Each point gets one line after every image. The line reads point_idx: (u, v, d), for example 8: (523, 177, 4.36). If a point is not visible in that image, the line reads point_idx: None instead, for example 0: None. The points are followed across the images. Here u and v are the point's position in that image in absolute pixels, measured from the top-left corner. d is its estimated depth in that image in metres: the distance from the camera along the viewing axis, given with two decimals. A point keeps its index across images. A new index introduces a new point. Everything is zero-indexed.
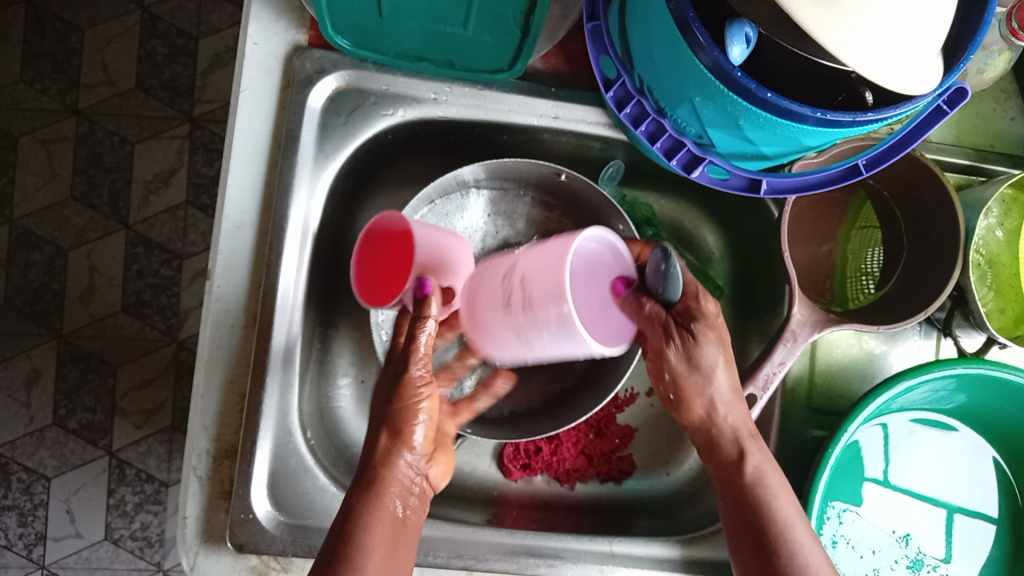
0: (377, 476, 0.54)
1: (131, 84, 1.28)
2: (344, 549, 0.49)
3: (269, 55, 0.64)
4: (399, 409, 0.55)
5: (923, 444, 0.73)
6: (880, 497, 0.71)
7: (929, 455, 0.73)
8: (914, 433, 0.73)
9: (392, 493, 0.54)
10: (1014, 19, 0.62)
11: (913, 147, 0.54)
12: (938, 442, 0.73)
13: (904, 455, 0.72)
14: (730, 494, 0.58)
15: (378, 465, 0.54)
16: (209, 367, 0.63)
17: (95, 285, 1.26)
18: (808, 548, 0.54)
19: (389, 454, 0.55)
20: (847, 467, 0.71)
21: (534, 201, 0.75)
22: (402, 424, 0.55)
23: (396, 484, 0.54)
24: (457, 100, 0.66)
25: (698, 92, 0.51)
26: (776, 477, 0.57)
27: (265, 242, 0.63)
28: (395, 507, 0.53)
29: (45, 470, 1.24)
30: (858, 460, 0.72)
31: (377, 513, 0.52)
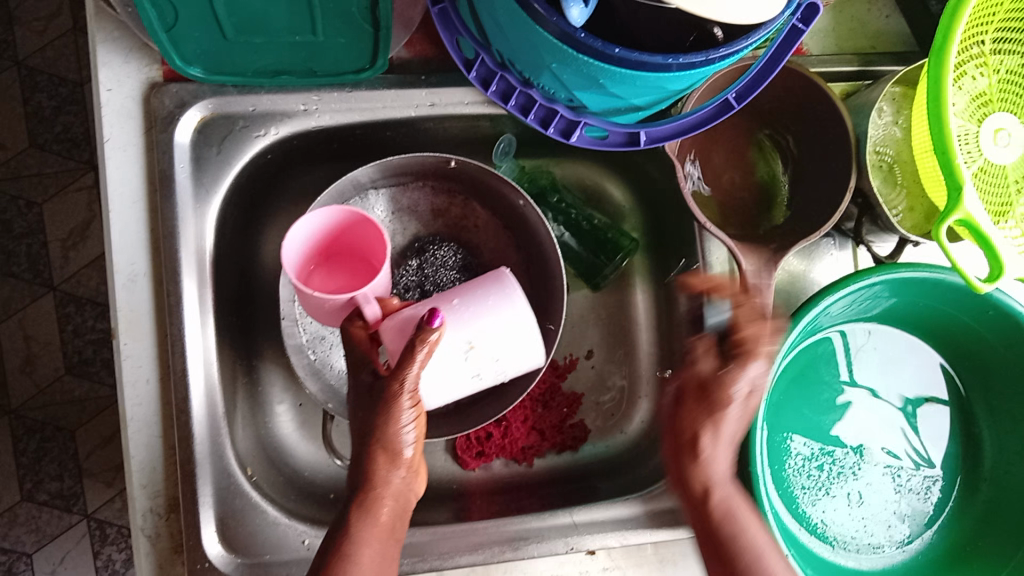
0: (368, 493, 0.53)
1: (25, 144, 1.24)
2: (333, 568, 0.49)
3: (126, 98, 0.62)
4: (381, 427, 0.52)
5: (875, 348, 0.74)
6: (834, 403, 0.72)
7: (880, 360, 0.74)
8: (871, 333, 0.74)
9: (385, 513, 0.53)
10: None
11: (780, 69, 0.53)
12: (890, 344, 0.74)
13: (856, 360, 0.73)
14: (695, 510, 0.58)
15: (368, 480, 0.53)
16: (134, 427, 0.61)
17: (34, 353, 1.24)
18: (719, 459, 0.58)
19: (373, 466, 0.53)
20: (802, 374, 0.72)
21: (435, 189, 0.74)
22: (389, 443, 0.52)
23: (387, 496, 0.53)
24: (327, 107, 0.64)
25: (552, 59, 0.50)
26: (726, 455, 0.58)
27: (163, 289, 0.62)
28: (388, 519, 0.53)
29: (24, 546, 1.22)
30: (815, 369, 0.72)
31: (367, 526, 0.52)
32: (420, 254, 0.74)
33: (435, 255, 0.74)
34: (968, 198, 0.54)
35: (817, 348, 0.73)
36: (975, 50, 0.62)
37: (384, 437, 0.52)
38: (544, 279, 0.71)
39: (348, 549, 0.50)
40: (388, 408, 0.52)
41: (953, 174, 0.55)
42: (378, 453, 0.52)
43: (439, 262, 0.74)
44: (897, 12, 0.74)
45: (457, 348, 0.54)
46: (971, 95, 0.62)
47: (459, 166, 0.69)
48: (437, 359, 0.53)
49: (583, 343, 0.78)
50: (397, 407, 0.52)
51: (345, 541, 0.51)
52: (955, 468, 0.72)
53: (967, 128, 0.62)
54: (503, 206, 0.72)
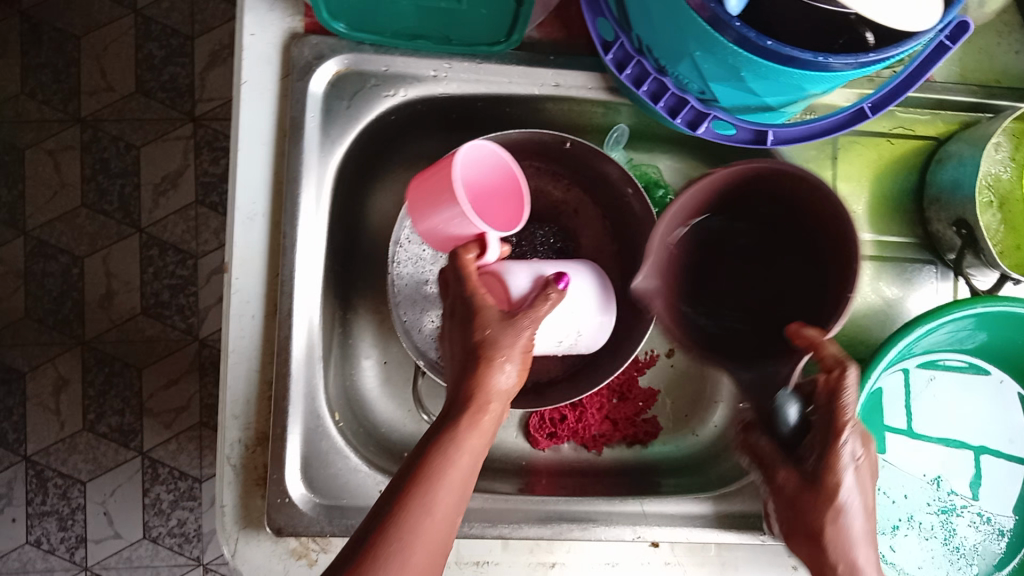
0: (474, 399, 0.51)
1: (132, 88, 1.29)
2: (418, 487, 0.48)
3: (267, 45, 0.64)
4: (486, 339, 0.52)
5: (944, 387, 0.73)
6: (901, 444, 0.71)
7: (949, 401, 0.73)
8: (934, 379, 0.73)
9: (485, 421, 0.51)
10: None
11: (919, 85, 0.54)
12: (961, 383, 0.73)
13: (925, 399, 0.72)
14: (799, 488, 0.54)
15: (475, 386, 0.51)
16: (235, 359, 0.64)
17: (114, 290, 1.28)
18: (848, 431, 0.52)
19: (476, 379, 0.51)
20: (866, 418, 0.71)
21: (541, 171, 0.75)
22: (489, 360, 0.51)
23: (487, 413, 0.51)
24: (457, 76, 0.65)
25: (697, 46, 0.51)
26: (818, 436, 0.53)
27: (278, 231, 0.64)
28: (490, 429, 0.51)
29: (79, 473, 1.26)
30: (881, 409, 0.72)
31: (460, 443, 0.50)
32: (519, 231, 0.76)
33: (534, 234, 0.76)
34: None
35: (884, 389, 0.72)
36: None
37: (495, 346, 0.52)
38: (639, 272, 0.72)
39: (448, 449, 0.49)
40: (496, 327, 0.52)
41: None
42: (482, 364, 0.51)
43: (536, 242, 0.76)
44: None
45: (565, 310, 0.62)
46: None
47: (573, 148, 0.70)
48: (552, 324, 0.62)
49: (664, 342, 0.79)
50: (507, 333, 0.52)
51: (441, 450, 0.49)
52: None
53: None
54: (607, 195, 0.73)
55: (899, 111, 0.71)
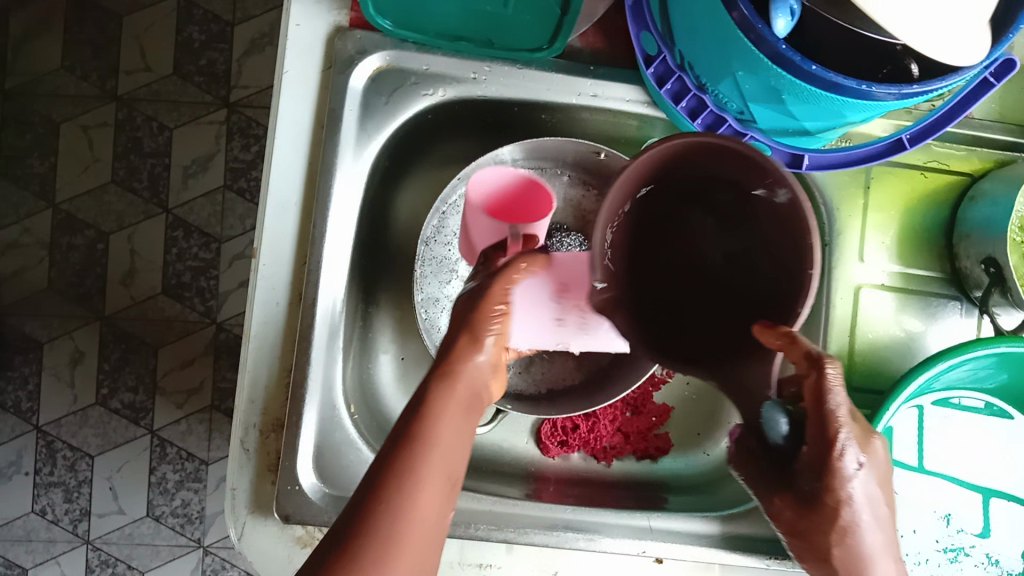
0: None
1: (170, 71, 1.30)
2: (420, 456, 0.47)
3: (312, 36, 0.65)
4: None
5: (960, 424, 0.72)
6: (913, 481, 0.71)
7: (965, 439, 0.71)
8: (950, 417, 0.72)
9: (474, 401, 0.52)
10: None
11: (959, 120, 0.54)
12: (977, 422, 0.72)
13: (941, 437, 0.71)
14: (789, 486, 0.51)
15: None
16: (256, 344, 0.64)
17: (136, 268, 1.29)
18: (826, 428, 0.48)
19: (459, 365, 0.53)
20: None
21: (572, 180, 0.76)
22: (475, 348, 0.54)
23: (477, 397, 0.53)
24: (496, 79, 0.66)
25: (739, 66, 0.51)
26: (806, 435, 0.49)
27: (309, 220, 0.65)
28: None
29: (88, 447, 1.27)
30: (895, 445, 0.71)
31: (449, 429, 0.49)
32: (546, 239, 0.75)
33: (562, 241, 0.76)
34: None
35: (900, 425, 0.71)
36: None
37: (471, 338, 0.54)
38: None
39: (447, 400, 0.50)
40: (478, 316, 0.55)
41: None
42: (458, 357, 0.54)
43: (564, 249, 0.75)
44: None
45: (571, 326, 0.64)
46: None
47: (607, 158, 0.70)
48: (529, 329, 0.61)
49: None
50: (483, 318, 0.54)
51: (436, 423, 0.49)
52: None
53: None
54: None
55: (935, 145, 0.70)
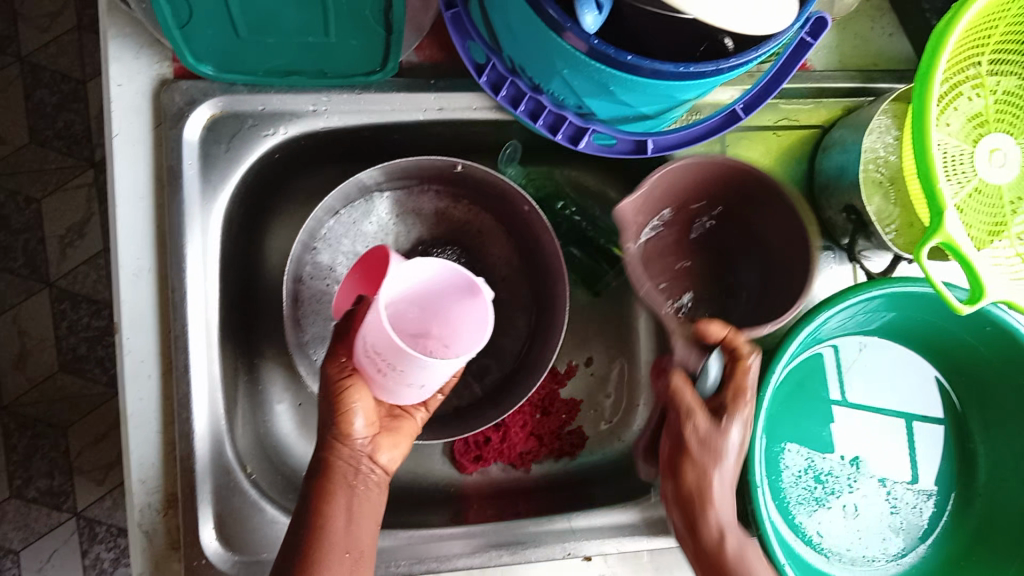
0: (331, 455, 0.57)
1: (25, 138, 1.23)
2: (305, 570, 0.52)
3: (136, 95, 0.62)
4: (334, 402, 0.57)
5: (871, 359, 0.74)
6: (831, 412, 0.73)
7: (875, 372, 0.74)
8: (863, 348, 0.74)
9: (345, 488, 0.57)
10: None
11: (786, 83, 0.55)
12: (886, 355, 0.74)
13: (856, 372, 0.74)
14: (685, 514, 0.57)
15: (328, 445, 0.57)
16: (134, 422, 0.61)
17: (28, 349, 1.23)
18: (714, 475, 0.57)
19: (333, 449, 0.57)
20: (799, 385, 0.72)
21: (439, 195, 0.74)
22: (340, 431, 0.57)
23: (350, 478, 0.57)
24: (338, 108, 0.64)
25: (564, 64, 0.51)
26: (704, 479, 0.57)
27: (167, 285, 0.62)
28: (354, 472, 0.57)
29: (11, 544, 1.21)
30: (815, 376, 0.73)
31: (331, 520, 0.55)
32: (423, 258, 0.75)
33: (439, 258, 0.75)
34: (950, 221, 0.54)
35: (795, 378, 0.72)
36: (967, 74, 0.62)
37: (340, 426, 0.57)
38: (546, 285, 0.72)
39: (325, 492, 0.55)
40: (337, 401, 0.57)
41: (936, 197, 0.54)
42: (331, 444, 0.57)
43: None
44: (898, 31, 0.74)
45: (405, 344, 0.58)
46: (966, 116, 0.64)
47: (465, 171, 0.69)
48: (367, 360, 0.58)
49: (583, 350, 0.79)
50: (342, 401, 0.57)
51: (319, 524, 0.54)
52: (952, 480, 0.73)
53: (961, 149, 0.63)
54: (508, 213, 0.73)
55: (782, 104, 0.71)
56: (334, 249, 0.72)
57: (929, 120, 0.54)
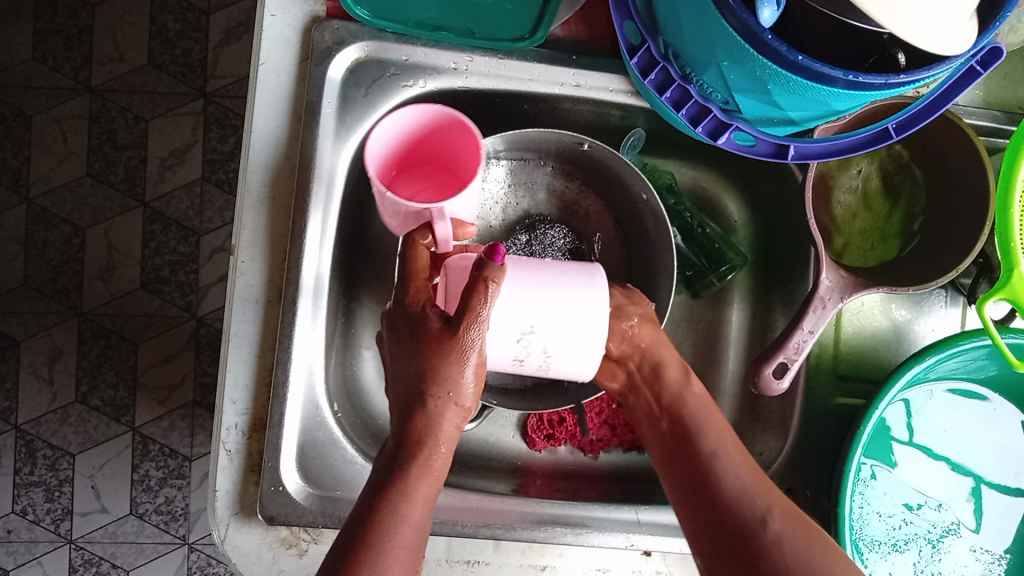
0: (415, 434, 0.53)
1: (144, 61, 1.27)
2: (377, 525, 0.48)
3: (287, 27, 0.64)
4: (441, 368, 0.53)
5: (942, 405, 0.72)
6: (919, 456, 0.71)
7: (946, 419, 0.71)
8: (933, 394, 0.72)
9: (436, 461, 0.53)
10: None
11: (946, 109, 0.53)
12: (959, 402, 0.72)
13: (924, 418, 0.71)
14: (679, 492, 0.57)
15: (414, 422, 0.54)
16: (236, 342, 0.63)
17: (114, 262, 1.27)
18: (714, 442, 0.57)
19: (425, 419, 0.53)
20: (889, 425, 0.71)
21: (555, 171, 0.75)
22: (447, 392, 0.53)
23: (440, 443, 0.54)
24: (477, 69, 0.65)
25: (725, 56, 0.50)
26: (723, 455, 0.56)
27: (288, 216, 0.63)
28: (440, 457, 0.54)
29: (69, 446, 1.25)
30: (887, 428, 0.71)
31: (419, 481, 0.52)
32: (530, 230, 0.74)
33: (546, 234, 0.74)
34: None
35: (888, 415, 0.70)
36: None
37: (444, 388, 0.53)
38: (647, 276, 0.72)
39: (401, 480, 0.51)
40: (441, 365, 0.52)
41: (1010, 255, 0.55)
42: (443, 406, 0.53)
43: (548, 242, 0.74)
44: None
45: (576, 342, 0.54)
46: None
47: (589, 150, 0.69)
48: (499, 312, 0.53)
49: None
50: (460, 358, 0.52)
51: (396, 498, 0.50)
52: None
53: None
54: (621, 199, 0.73)
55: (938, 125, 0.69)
56: None
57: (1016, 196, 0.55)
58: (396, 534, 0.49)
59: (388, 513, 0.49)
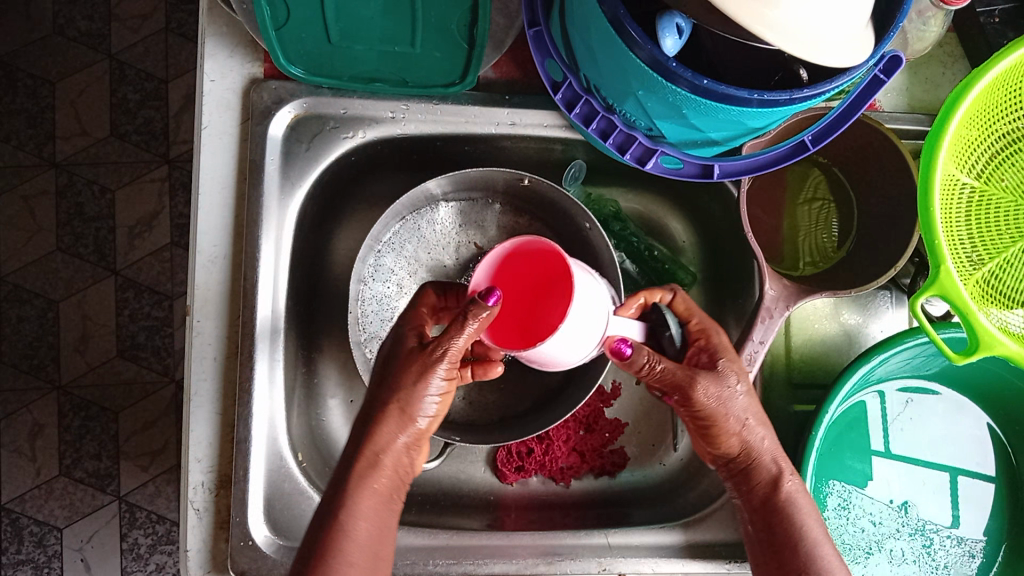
0: (369, 451, 0.53)
1: (107, 132, 1.30)
2: (331, 540, 0.49)
3: (226, 90, 0.66)
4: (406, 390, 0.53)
5: (921, 409, 0.73)
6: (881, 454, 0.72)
7: (903, 420, 0.73)
8: (910, 402, 0.73)
9: (382, 478, 0.52)
10: None
11: (856, 118, 0.55)
12: (936, 404, 0.73)
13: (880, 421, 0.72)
14: (762, 532, 0.57)
15: (370, 439, 0.53)
16: (198, 402, 0.64)
17: (89, 333, 1.28)
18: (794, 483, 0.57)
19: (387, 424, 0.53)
20: (850, 426, 0.72)
21: (503, 208, 0.77)
22: (410, 405, 0.53)
23: (385, 463, 0.53)
24: (414, 117, 0.67)
25: (639, 86, 0.52)
26: (762, 478, 0.57)
27: (240, 273, 0.65)
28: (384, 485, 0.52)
29: (55, 521, 1.25)
30: (845, 432, 0.72)
31: (362, 492, 0.51)
32: None
33: None
34: (950, 273, 0.57)
35: (846, 416, 0.72)
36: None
37: (401, 398, 0.53)
38: None
39: (344, 497, 0.51)
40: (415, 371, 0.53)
41: (935, 251, 0.57)
42: (393, 413, 0.53)
43: None
44: None
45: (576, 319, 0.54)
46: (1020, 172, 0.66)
47: (531, 185, 0.71)
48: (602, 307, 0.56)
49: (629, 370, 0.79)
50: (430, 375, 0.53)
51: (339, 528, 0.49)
52: (1003, 532, 0.71)
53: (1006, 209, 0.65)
54: (569, 228, 0.74)
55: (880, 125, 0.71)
56: (397, 252, 0.75)
57: (936, 194, 0.57)
58: (346, 544, 0.49)
59: (336, 533, 0.49)
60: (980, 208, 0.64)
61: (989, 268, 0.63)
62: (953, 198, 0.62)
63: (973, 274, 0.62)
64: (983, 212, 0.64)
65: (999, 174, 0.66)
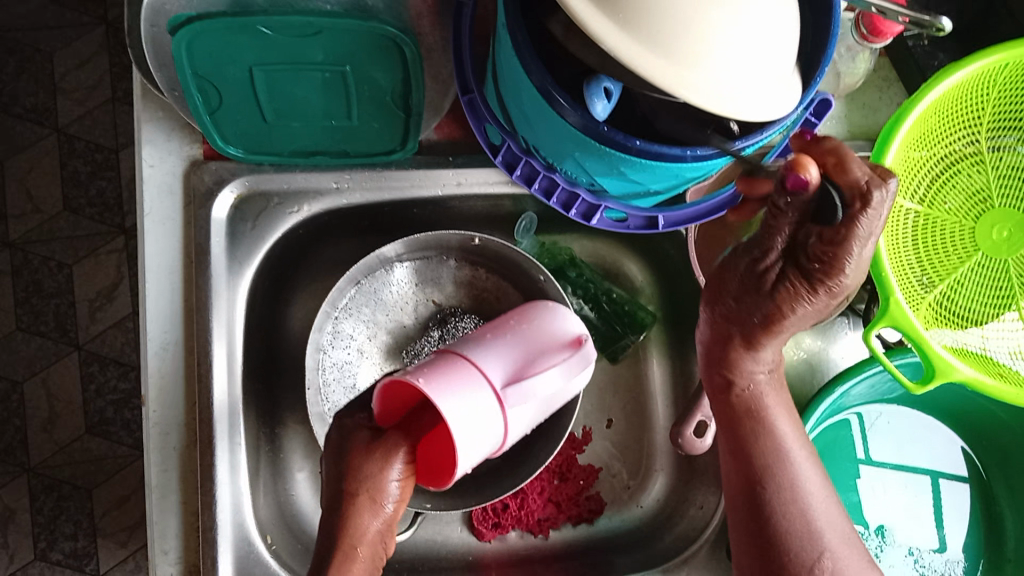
0: (342, 539, 0.49)
1: (59, 207, 1.28)
2: None
3: (167, 174, 0.65)
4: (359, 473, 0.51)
5: (891, 427, 0.73)
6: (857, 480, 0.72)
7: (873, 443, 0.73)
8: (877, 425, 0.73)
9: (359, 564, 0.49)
10: (862, 25, 0.64)
11: None
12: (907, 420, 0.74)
13: (853, 446, 0.72)
14: (750, 516, 0.57)
15: (342, 529, 0.50)
16: (161, 493, 0.62)
17: (56, 412, 1.25)
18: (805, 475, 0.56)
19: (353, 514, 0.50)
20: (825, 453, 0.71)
21: (459, 263, 0.76)
22: (372, 490, 0.50)
23: (363, 552, 0.50)
24: (358, 187, 0.67)
25: (575, 148, 0.53)
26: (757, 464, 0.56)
27: (194, 358, 0.64)
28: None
29: None
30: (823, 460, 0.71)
31: None
32: (442, 324, 0.76)
33: (457, 326, 0.77)
34: (900, 305, 0.57)
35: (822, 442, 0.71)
36: (965, 149, 0.65)
37: (369, 486, 0.50)
38: None
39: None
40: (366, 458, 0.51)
41: (884, 283, 0.57)
42: (362, 503, 0.50)
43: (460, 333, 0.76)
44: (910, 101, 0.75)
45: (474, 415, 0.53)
46: (965, 193, 0.66)
47: (482, 244, 0.72)
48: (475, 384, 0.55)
49: (598, 414, 0.79)
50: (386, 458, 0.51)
51: None
52: (975, 547, 0.71)
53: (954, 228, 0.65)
54: (525, 280, 0.74)
55: None
56: (355, 317, 0.74)
57: None
58: None
59: None
60: (924, 231, 0.65)
61: (939, 290, 0.64)
62: (897, 224, 0.63)
63: (921, 298, 0.63)
64: (928, 235, 0.65)
65: (941, 196, 0.66)
